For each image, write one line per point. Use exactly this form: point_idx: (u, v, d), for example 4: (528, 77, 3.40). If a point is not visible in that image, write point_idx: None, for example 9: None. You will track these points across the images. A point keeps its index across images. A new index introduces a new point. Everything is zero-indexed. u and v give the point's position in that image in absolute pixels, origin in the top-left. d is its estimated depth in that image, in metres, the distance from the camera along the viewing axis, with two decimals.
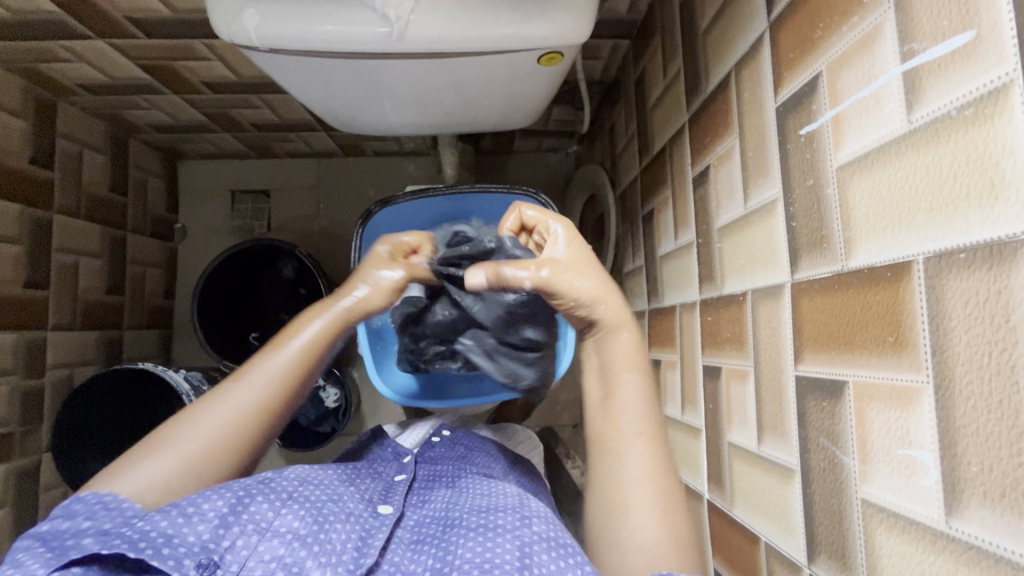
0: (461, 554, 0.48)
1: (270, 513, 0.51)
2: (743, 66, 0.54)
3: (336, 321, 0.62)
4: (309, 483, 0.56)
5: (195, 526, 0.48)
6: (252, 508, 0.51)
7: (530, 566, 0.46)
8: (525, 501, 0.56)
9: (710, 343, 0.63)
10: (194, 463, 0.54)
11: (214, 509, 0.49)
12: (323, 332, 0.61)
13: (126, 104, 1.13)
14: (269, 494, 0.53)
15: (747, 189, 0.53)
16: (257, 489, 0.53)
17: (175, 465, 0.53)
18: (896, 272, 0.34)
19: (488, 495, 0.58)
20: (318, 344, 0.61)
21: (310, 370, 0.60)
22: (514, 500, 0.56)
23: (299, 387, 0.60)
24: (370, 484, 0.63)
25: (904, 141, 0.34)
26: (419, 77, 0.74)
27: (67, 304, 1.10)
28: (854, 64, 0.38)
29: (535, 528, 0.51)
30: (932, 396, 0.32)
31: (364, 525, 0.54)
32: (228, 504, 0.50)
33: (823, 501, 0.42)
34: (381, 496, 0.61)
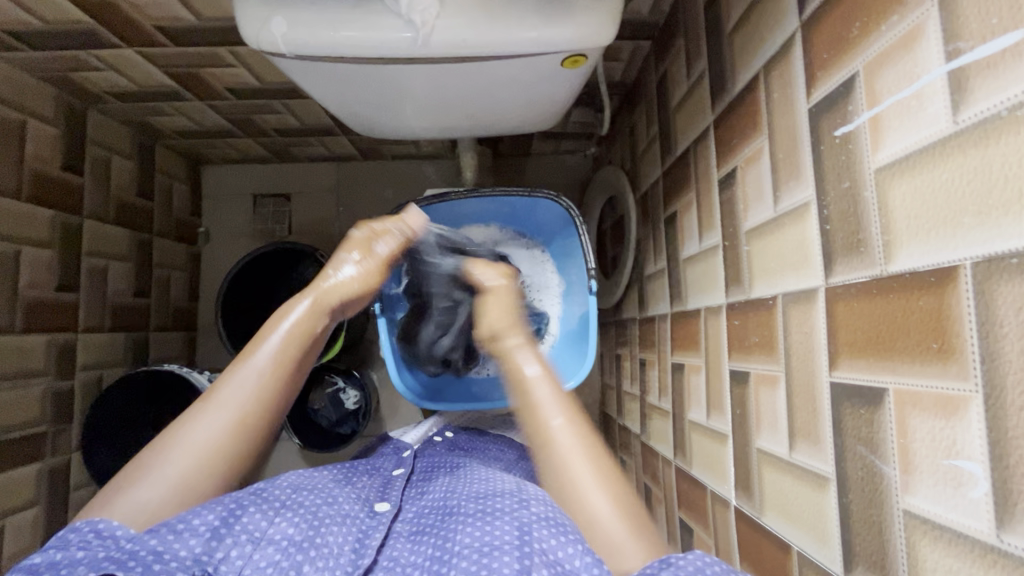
0: (460, 540, 0.48)
1: (264, 522, 0.50)
2: (772, 66, 0.53)
3: (309, 311, 0.64)
4: (302, 489, 0.56)
5: (186, 539, 0.47)
6: (244, 519, 0.50)
7: (531, 545, 0.46)
8: (524, 487, 0.56)
9: (737, 347, 0.62)
10: (184, 476, 0.52)
11: (206, 523, 0.48)
12: (303, 319, 0.63)
13: (153, 110, 1.15)
14: (261, 501, 0.52)
15: (777, 191, 0.52)
16: (249, 499, 0.52)
17: (164, 485, 0.51)
18: (941, 276, 0.33)
19: (487, 482, 0.58)
20: (297, 334, 0.62)
21: (292, 364, 0.61)
22: (512, 485, 0.57)
23: (285, 382, 0.60)
24: (367, 481, 0.64)
25: (949, 143, 0.33)
26: (442, 81, 0.74)
27: (97, 306, 1.12)
28: (894, 64, 0.37)
29: (535, 509, 0.50)
30: (981, 405, 0.31)
31: (360, 526, 0.55)
32: (219, 518, 0.49)
33: (860, 511, 0.41)
34: (378, 493, 0.62)
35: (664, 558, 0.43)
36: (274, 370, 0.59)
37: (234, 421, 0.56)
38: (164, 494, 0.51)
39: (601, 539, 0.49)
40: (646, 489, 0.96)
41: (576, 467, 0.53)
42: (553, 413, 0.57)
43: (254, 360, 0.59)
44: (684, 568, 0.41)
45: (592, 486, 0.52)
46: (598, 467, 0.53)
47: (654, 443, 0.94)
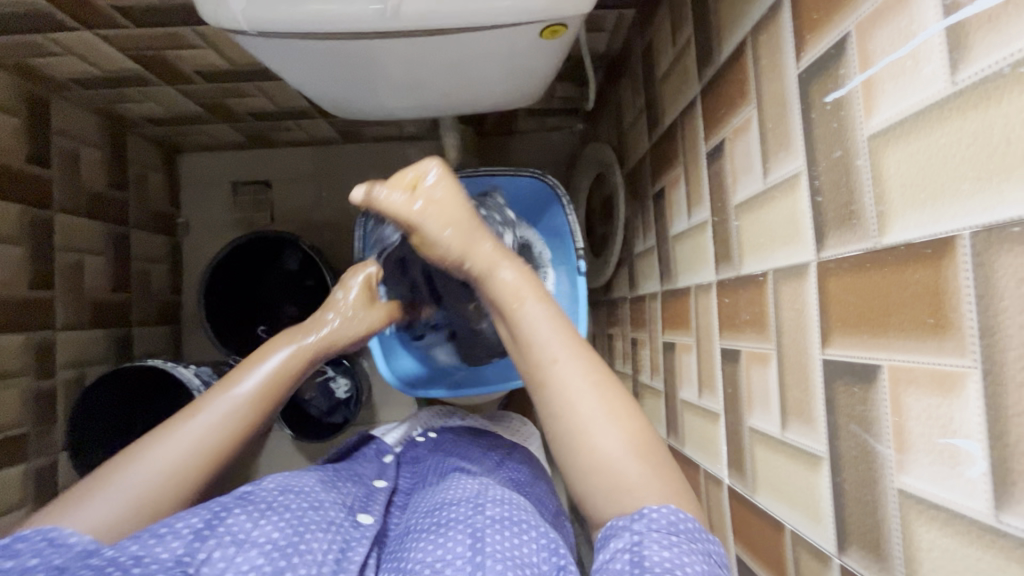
0: (416, 557, 0.48)
1: (248, 524, 0.50)
2: (759, 30, 0.51)
3: (302, 351, 0.66)
4: (288, 492, 0.55)
5: (167, 543, 0.47)
6: (228, 521, 0.50)
7: (485, 554, 0.46)
8: (485, 490, 0.57)
9: (728, 325, 0.60)
10: (144, 497, 0.54)
11: (189, 527, 0.49)
12: (290, 364, 0.65)
13: (121, 96, 1.11)
14: (246, 504, 0.52)
15: (766, 162, 0.50)
16: (234, 503, 0.52)
17: (125, 499, 0.54)
18: (937, 248, 0.32)
19: (450, 489, 0.59)
20: (286, 371, 0.64)
21: (270, 403, 0.63)
22: (469, 491, 0.57)
23: (258, 421, 0.61)
24: (350, 490, 0.62)
25: (946, 105, 0.31)
26: (416, 57, 0.71)
27: (74, 303, 1.09)
28: (888, 22, 0.35)
29: (490, 512, 0.52)
30: (979, 382, 0.29)
31: (344, 536, 0.54)
32: (202, 521, 0.49)
33: (853, 490, 0.40)
34: (362, 504, 0.61)
35: (640, 510, 0.45)
36: (244, 411, 0.61)
37: (195, 457, 0.57)
38: (125, 509, 0.53)
39: (607, 475, 0.48)
40: None
41: (583, 403, 0.51)
42: (552, 352, 0.53)
43: (226, 398, 0.61)
44: (659, 522, 0.44)
45: (598, 426, 0.50)
46: (608, 404, 0.50)
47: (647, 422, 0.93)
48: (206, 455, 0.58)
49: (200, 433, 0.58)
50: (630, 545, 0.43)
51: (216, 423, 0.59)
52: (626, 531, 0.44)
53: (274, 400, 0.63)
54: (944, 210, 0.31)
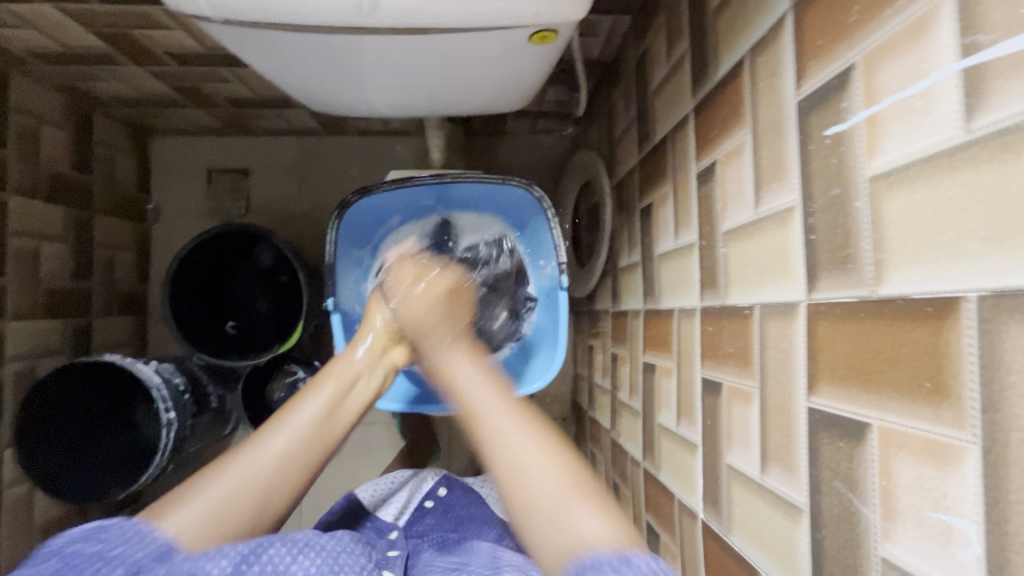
0: None
1: (286, 559, 0.47)
2: (758, 52, 0.48)
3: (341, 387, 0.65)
4: (317, 539, 0.53)
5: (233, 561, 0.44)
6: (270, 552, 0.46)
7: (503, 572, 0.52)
8: (499, 556, 0.57)
9: (709, 355, 0.58)
10: (223, 510, 0.50)
11: (236, 550, 0.45)
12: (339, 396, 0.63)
13: (86, 74, 1.04)
14: (285, 541, 0.49)
15: (759, 191, 0.48)
16: (279, 538, 0.49)
17: (203, 516, 0.49)
18: (939, 308, 0.29)
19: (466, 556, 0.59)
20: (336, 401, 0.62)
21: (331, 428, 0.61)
22: (489, 556, 0.57)
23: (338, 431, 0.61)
24: (360, 554, 0.60)
25: (957, 153, 0.28)
26: (383, 58, 0.68)
27: (29, 291, 1.03)
28: (897, 55, 0.32)
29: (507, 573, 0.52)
30: (977, 459, 0.27)
31: None
32: (246, 549, 0.45)
33: (834, 549, 0.38)
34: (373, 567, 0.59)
35: (626, 554, 0.40)
36: (332, 410, 0.61)
37: (286, 462, 0.55)
38: (202, 527, 0.48)
39: (543, 513, 0.45)
40: (615, 488, 0.93)
41: (500, 434, 0.51)
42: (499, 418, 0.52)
43: (314, 402, 0.60)
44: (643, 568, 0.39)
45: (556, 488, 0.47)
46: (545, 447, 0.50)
47: (624, 442, 0.91)
48: (294, 470, 0.55)
49: (300, 431, 0.57)
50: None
51: (305, 431, 0.57)
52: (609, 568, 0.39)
53: (350, 415, 0.63)
54: (761, 291, 0.47)
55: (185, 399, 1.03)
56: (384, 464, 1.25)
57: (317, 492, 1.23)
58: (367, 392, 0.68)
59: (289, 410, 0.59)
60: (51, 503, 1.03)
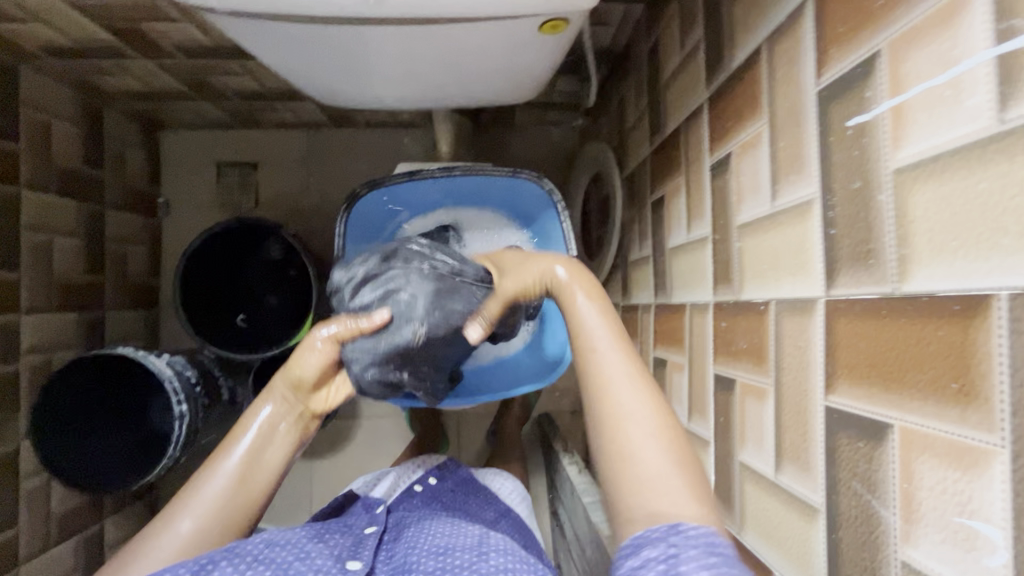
0: None
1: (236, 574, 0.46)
2: (776, 40, 0.46)
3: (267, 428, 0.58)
4: (274, 544, 0.51)
5: None
6: (215, 573, 0.46)
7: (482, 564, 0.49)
8: (484, 540, 0.55)
9: (723, 351, 0.57)
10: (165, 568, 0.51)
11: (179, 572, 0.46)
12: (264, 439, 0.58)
13: (95, 68, 1.05)
14: (234, 555, 0.48)
15: (776, 184, 0.46)
16: (222, 555, 0.48)
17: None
18: (967, 306, 0.28)
19: (449, 535, 0.56)
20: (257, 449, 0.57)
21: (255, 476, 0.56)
22: (472, 539, 0.55)
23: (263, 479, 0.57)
24: (338, 540, 0.57)
25: (989, 145, 0.27)
26: (391, 49, 0.67)
27: (43, 285, 1.04)
28: (926, 42, 0.31)
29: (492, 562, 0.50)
30: (1006, 463, 0.26)
31: None
32: (191, 570, 0.46)
33: (851, 551, 0.37)
34: (351, 552, 0.56)
35: (675, 523, 0.40)
36: (264, 459, 0.57)
37: (215, 523, 0.54)
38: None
39: (637, 478, 0.43)
40: None
41: (618, 393, 0.47)
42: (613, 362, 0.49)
43: (242, 451, 0.57)
44: (695, 540, 0.38)
45: (650, 449, 0.44)
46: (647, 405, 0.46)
47: None
48: (224, 525, 0.54)
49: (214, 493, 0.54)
50: (665, 559, 0.38)
51: (215, 503, 0.54)
52: (661, 542, 0.39)
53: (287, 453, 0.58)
54: (777, 286, 0.46)
55: (197, 391, 1.03)
56: (393, 456, 1.26)
57: (327, 484, 1.24)
58: (294, 441, 0.59)
59: (213, 468, 0.56)
60: (68, 493, 1.05)
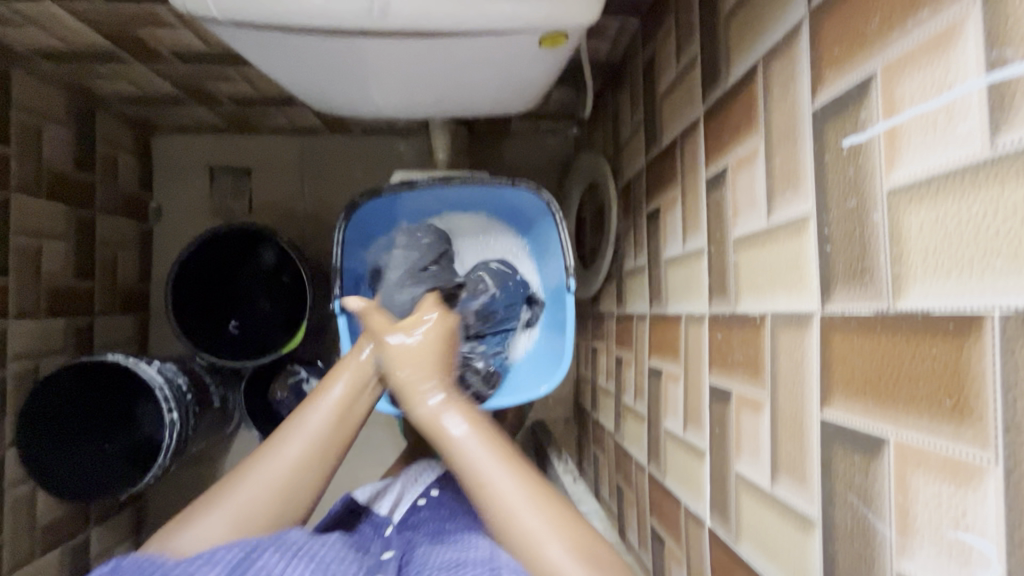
0: None
1: (282, 562, 0.46)
2: (772, 59, 0.48)
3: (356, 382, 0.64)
4: (320, 538, 0.52)
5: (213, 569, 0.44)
6: (262, 560, 0.46)
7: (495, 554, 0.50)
8: (489, 539, 0.55)
9: (718, 362, 0.57)
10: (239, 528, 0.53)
11: (229, 556, 0.45)
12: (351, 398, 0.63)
13: (89, 72, 1.04)
14: (281, 545, 0.48)
15: (771, 199, 0.47)
16: (268, 543, 0.48)
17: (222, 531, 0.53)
18: (961, 325, 0.29)
19: (455, 540, 0.56)
20: (346, 406, 0.62)
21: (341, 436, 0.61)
22: (477, 540, 0.55)
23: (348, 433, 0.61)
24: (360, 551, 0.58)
25: (980, 169, 0.28)
26: (391, 60, 0.67)
27: (31, 290, 1.02)
28: (920, 67, 0.32)
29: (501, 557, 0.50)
30: (1000, 480, 0.27)
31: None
32: (239, 555, 0.46)
33: (848, 562, 0.37)
34: (375, 561, 0.56)
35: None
36: (328, 443, 0.59)
37: (279, 495, 0.55)
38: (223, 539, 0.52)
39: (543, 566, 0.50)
40: (619, 492, 0.93)
41: (499, 487, 0.54)
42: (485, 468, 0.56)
43: (309, 429, 0.59)
44: None
45: (547, 536, 0.51)
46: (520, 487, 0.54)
47: (628, 445, 0.90)
48: (289, 502, 0.56)
49: (299, 446, 0.58)
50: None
51: (310, 446, 0.58)
52: None
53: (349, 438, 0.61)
54: (773, 300, 0.47)
55: (187, 399, 1.02)
56: (386, 464, 1.25)
57: (319, 493, 1.23)
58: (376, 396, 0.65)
59: (280, 441, 0.58)
60: (54, 502, 1.03)
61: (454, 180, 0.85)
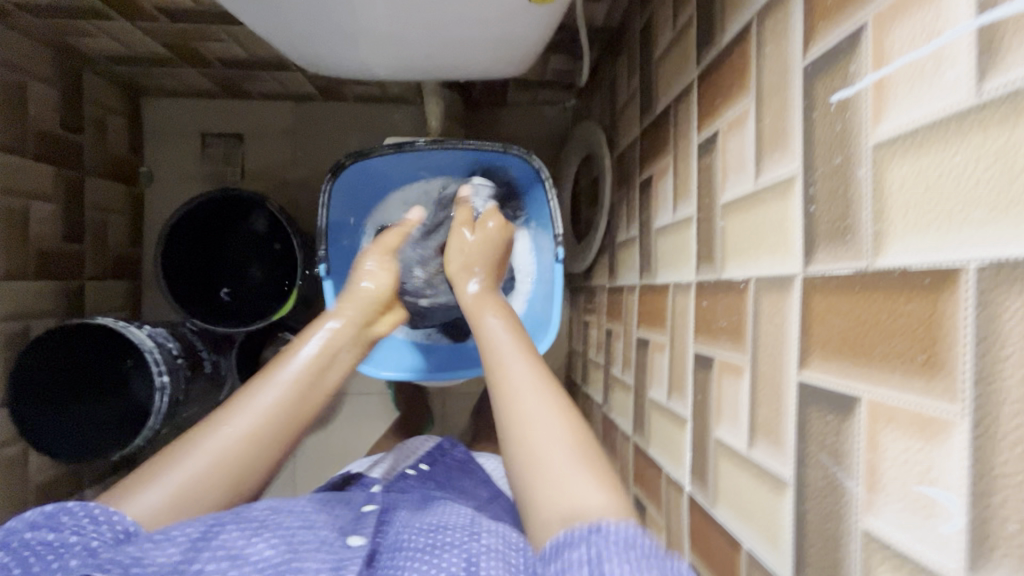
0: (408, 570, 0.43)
1: (240, 540, 0.45)
2: (766, 15, 0.46)
3: (330, 345, 0.62)
4: (279, 510, 0.50)
5: (164, 550, 0.43)
6: (221, 536, 0.45)
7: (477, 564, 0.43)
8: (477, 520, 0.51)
9: (703, 330, 0.57)
10: (192, 495, 0.49)
11: (186, 535, 0.44)
12: (322, 360, 0.60)
13: (73, 29, 1.01)
14: (241, 520, 0.47)
15: (759, 161, 0.46)
16: (228, 518, 0.47)
17: (184, 482, 0.49)
18: (937, 279, 0.29)
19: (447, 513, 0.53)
20: (314, 366, 0.58)
21: (301, 406, 0.56)
22: (465, 518, 0.52)
23: (310, 405, 0.57)
24: (342, 512, 0.56)
25: (969, 116, 0.27)
26: (378, 16, 0.66)
27: (19, 251, 1.01)
28: (911, 14, 0.31)
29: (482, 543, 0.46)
30: (967, 433, 0.27)
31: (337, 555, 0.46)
32: (196, 532, 0.45)
33: (817, 522, 0.38)
34: (353, 526, 0.53)
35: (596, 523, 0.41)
36: (285, 419, 0.54)
37: (231, 471, 0.51)
38: (190, 492, 0.49)
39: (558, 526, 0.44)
40: None
41: (528, 404, 0.52)
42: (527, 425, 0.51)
43: (280, 381, 0.56)
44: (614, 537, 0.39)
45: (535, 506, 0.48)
46: (552, 405, 0.52)
47: (615, 416, 0.91)
48: (244, 474, 0.52)
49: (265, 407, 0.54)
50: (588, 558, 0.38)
51: (272, 410, 0.54)
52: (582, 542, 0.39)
53: (330, 388, 0.59)
54: (758, 264, 0.46)
55: (178, 363, 1.02)
56: (376, 433, 1.26)
57: (312, 460, 1.24)
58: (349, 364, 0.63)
59: (248, 398, 0.54)
60: (47, 462, 1.04)
61: (445, 142, 0.84)
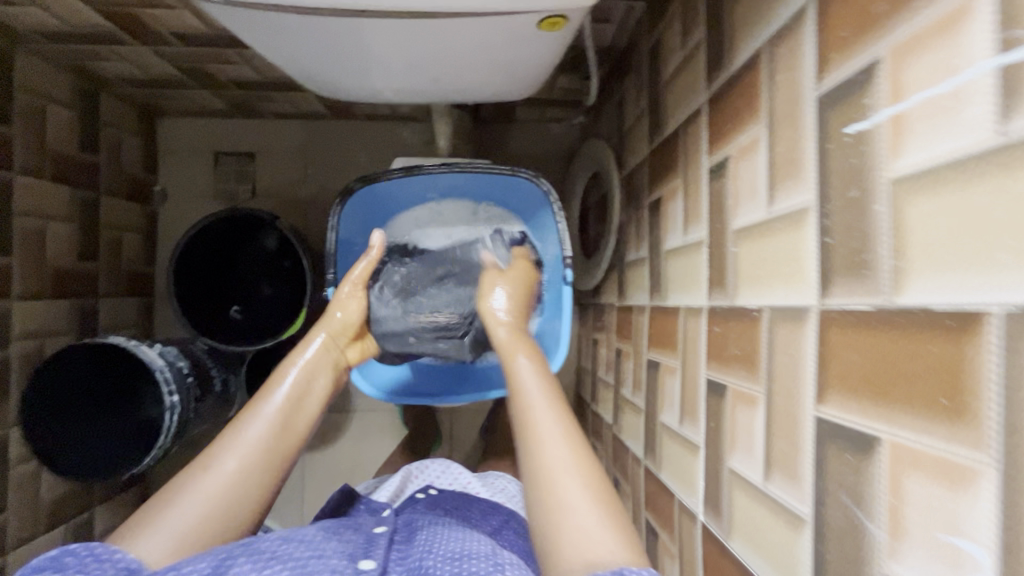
0: None
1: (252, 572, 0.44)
2: (777, 42, 0.46)
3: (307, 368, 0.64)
4: (290, 540, 0.50)
5: None
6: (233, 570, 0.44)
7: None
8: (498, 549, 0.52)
9: (715, 356, 0.56)
10: (196, 531, 0.50)
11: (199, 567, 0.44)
12: (300, 385, 0.62)
13: (89, 54, 1.04)
14: (252, 552, 0.47)
15: (772, 189, 0.46)
16: (239, 551, 0.47)
17: (174, 539, 0.49)
18: (960, 321, 0.28)
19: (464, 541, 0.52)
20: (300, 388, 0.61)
21: (290, 433, 0.58)
22: (486, 548, 0.51)
23: (296, 430, 0.59)
24: (351, 536, 0.56)
25: (992, 156, 0.26)
26: (389, 43, 0.66)
27: (35, 271, 1.03)
28: (929, 50, 0.30)
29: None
30: (996, 483, 0.26)
31: None
32: (211, 566, 0.45)
33: (836, 564, 0.36)
34: (363, 550, 0.53)
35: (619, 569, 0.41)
36: (270, 443, 0.56)
37: (233, 506, 0.52)
38: (181, 544, 0.49)
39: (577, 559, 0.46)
40: (615, 484, 0.92)
41: (548, 445, 0.53)
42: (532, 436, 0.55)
43: (268, 412, 0.58)
44: None
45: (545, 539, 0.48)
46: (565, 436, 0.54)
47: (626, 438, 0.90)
48: (241, 499, 0.53)
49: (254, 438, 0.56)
50: None
51: (258, 442, 0.56)
52: None
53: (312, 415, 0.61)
54: (772, 292, 0.46)
55: (189, 381, 1.03)
56: (386, 449, 1.25)
57: (320, 478, 1.24)
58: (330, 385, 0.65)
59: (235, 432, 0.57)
60: (57, 481, 1.04)
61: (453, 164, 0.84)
